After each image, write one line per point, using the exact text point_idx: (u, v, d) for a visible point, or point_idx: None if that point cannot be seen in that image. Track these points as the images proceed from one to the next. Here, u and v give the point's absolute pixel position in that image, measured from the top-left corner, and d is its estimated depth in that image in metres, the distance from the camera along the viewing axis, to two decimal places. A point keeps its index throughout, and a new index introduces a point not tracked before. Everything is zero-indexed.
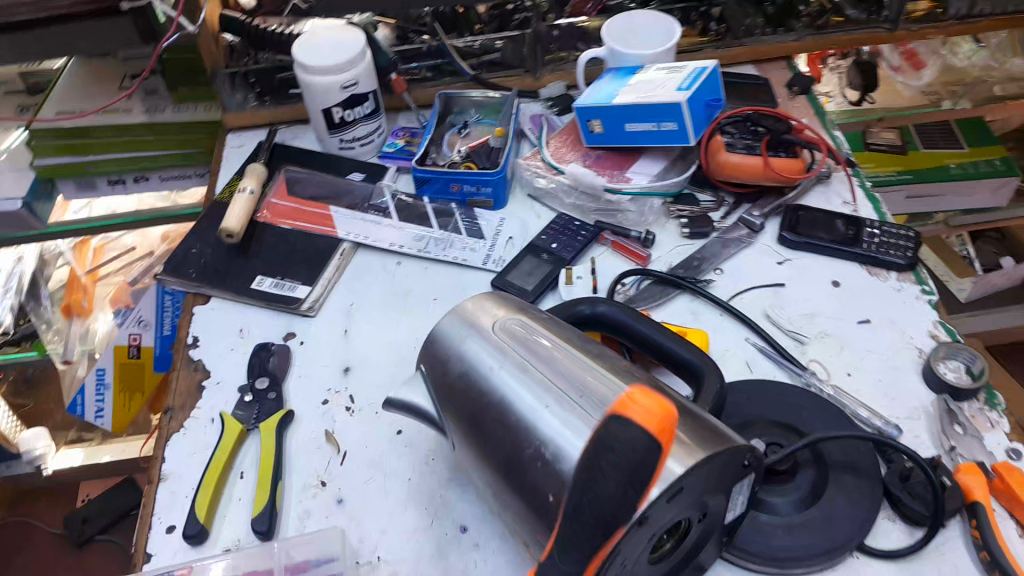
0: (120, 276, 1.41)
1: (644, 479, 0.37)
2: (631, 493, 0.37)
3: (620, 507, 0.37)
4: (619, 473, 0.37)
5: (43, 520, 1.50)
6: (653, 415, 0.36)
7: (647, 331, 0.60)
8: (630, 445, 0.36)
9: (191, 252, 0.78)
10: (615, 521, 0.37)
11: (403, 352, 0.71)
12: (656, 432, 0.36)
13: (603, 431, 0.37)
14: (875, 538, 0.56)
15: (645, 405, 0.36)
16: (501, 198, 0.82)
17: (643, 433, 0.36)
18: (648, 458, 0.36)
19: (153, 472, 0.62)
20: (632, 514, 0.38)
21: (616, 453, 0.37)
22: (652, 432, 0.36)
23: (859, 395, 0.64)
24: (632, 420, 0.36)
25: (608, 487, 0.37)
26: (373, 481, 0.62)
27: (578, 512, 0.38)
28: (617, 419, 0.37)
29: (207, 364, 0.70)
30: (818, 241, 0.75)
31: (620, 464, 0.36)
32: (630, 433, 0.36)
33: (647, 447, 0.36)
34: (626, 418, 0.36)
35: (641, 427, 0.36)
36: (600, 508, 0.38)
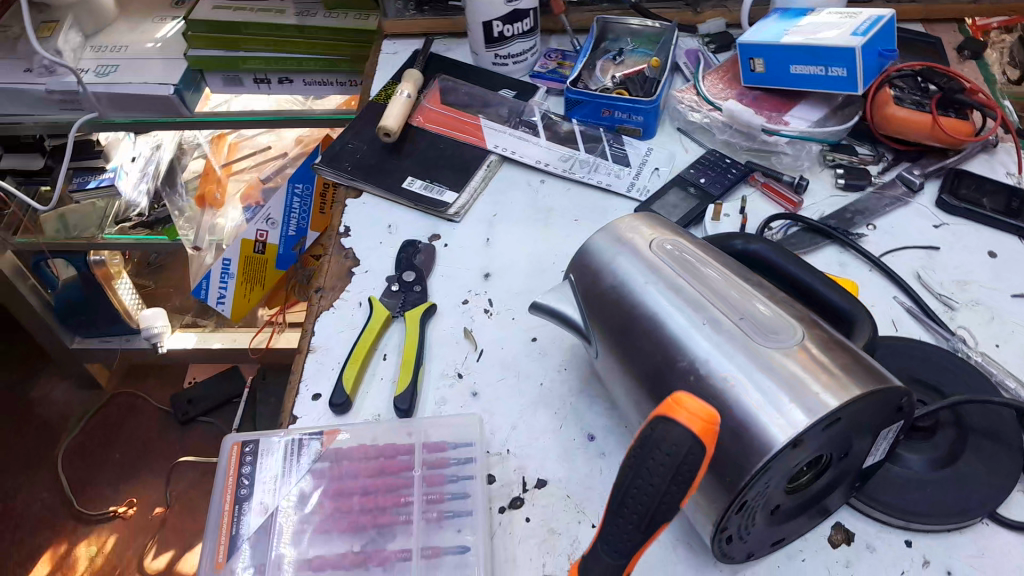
0: (251, 174, 1.47)
1: (689, 477, 0.37)
2: (675, 490, 0.37)
3: (664, 502, 0.38)
4: (665, 471, 0.37)
5: (152, 397, 1.60)
6: (699, 417, 0.36)
7: (798, 271, 0.59)
8: (675, 445, 0.36)
9: (347, 147, 0.81)
10: (661, 515, 0.38)
11: (543, 265, 0.72)
12: (700, 435, 0.36)
13: (648, 431, 0.37)
14: (1008, 508, 0.56)
15: (691, 409, 0.36)
16: (651, 129, 0.82)
17: (688, 435, 0.36)
18: (694, 456, 0.36)
19: (304, 343, 0.67)
20: (675, 510, 0.38)
21: (662, 451, 0.37)
22: (696, 434, 0.36)
23: (1007, 366, 0.62)
24: (678, 422, 0.36)
25: (653, 484, 0.37)
26: (507, 380, 0.64)
27: (625, 504, 0.39)
28: (663, 422, 0.37)
29: (356, 253, 0.74)
30: (979, 210, 0.72)
31: (667, 462, 0.37)
32: (675, 434, 0.36)
33: (690, 450, 0.36)
34: (671, 417, 0.37)
35: (686, 429, 0.36)
36: (646, 499, 0.38)
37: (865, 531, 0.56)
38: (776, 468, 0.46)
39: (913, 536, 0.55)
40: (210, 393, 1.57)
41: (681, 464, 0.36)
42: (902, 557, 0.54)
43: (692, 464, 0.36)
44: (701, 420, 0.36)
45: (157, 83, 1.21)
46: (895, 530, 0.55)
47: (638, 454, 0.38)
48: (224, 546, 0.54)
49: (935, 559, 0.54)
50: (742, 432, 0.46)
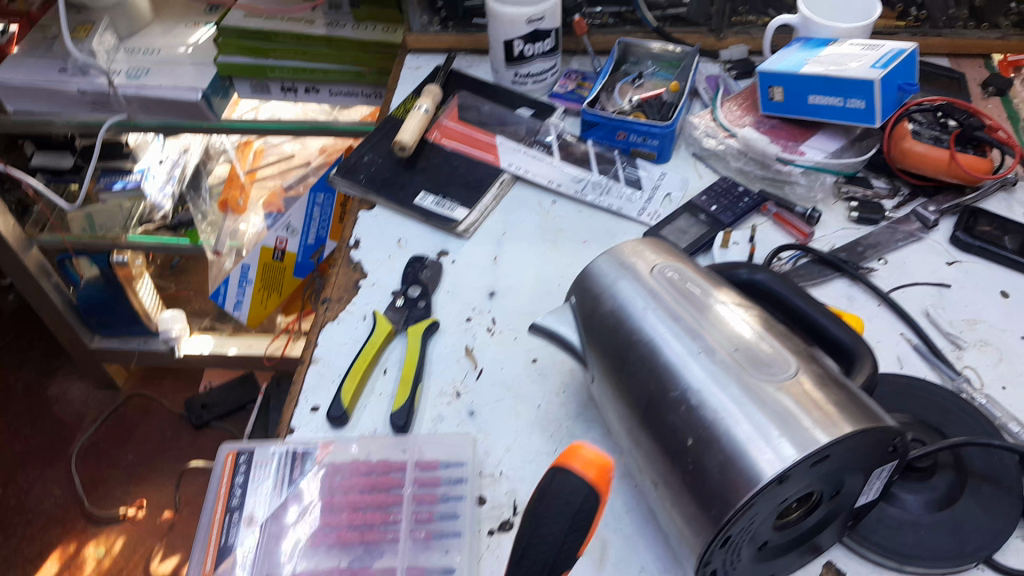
0: (274, 181, 1.47)
1: (585, 523, 0.42)
2: (573, 536, 0.42)
3: (561, 549, 0.42)
4: (564, 518, 0.42)
5: (167, 399, 1.62)
6: (593, 466, 0.42)
7: (803, 305, 0.59)
8: (571, 492, 0.42)
9: (363, 159, 0.82)
10: (561, 563, 0.42)
11: (549, 287, 0.72)
12: (595, 480, 0.41)
13: (547, 482, 0.43)
14: (1004, 556, 0.55)
15: (585, 457, 0.42)
16: (665, 153, 0.82)
17: (583, 482, 0.41)
18: (589, 504, 0.42)
19: (307, 354, 0.67)
20: (573, 558, 0.43)
21: (560, 501, 0.42)
22: (591, 480, 0.41)
23: (1012, 410, 0.61)
24: (573, 470, 0.42)
25: (551, 531, 0.42)
26: (504, 401, 0.64)
27: (525, 556, 0.42)
28: (561, 470, 0.42)
29: (365, 266, 0.74)
30: (993, 248, 0.72)
31: (564, 509, 0.42)
32: (571, 481, 0.42)
33: (586, 495, 0.41)
34: (567, 468, 0.42)
35: (581, 476, 0.42)
36: (547, 548, 0.42)
37: (858, 571, 0.55)
38: (761, 505, 0.45)
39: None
40: (223, 398, 1.59)
41: (578, 512, 0.41)
42: None
43: (589, 511, 0.41)
44: (595, 470, 0.41)
45: (187, 87, 1.23)
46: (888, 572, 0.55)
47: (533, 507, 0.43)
48: (212, 557, 0.55)
49: None
50: (730, 465, 0.46)
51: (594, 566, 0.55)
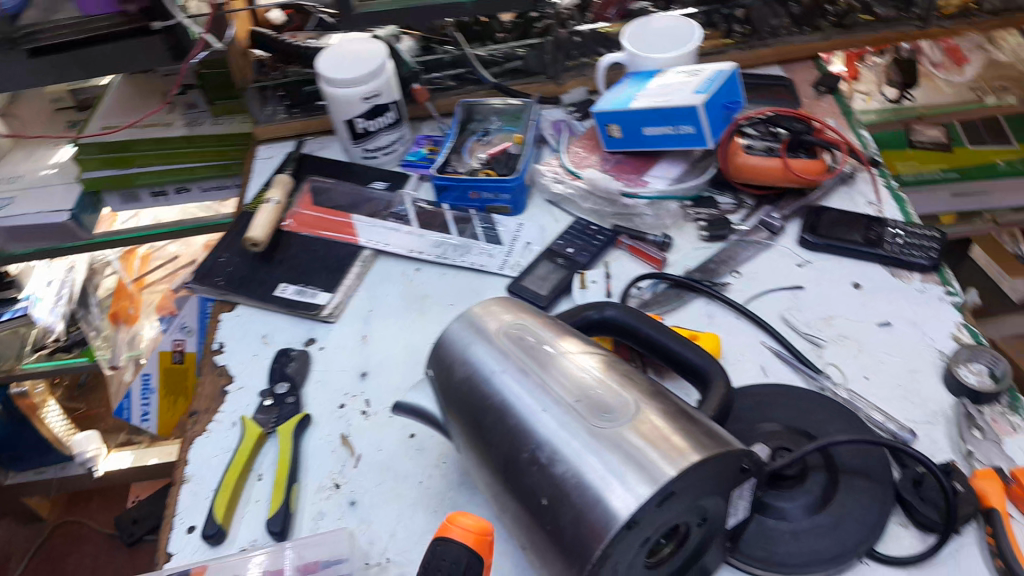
0: (163, 285, 1.43)
1: None
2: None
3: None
4: None
5: (95, 520, 1.54)
6: (472, 532, 0.46)
7: (655, 334, 0.61)
8: (453, 559, 0.46)
9: (219, 261, 0.80)
10: None
11: (419, 355, 0.72)
12: (474, 544, 0.46)
13: (431, 554, 0.46)
14: (885, 544, 0.55)
15: (464, 525, 0.47)
16: (519, 205, 0.83)
17: (464, 548, 0.46)
18: (472, 568, 0.46)
19: (177, 473, 0.65)
20: None
21: (444, 570, 0.45)
22: (471, 545, 0.46)
23: (875, 399, 0.63)
24: (455, 539, 0.46)
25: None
26: (385, 483, 0.63)
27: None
28: (442, 540, 0.46)
29: (231, 369, 0.73)
30: (839, 242, 0.74)
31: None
32: (453, 549, 0.46)
33: (466, 561, 0.46)
34: (448, 538, 0.46)
35: (461, 543, 0.46)
36: None
37: None
38: (621, 551, 0.45)
39: None
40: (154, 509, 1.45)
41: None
42: None
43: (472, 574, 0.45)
44: (473, 533, 0.46)
45: (52, 211, 1.19)
46: None
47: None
48: None
49: None
50: (583, 516, 0.45)
51: None
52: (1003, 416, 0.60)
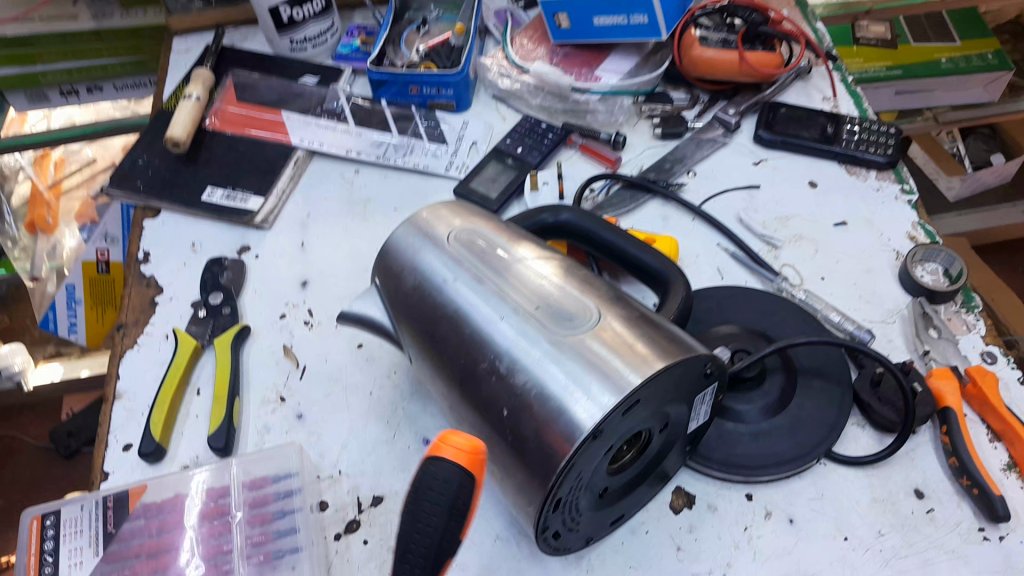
0: (81, 192, 1.31)
1: (464, 510, 0.40)
2: (453, 524, 0.40)
3: (444, 539, 0.40)
4: (440, 509, 0.40)
5: (30, 434, 1.47)
6: (464, 452, 0.40)
7: (612, 238, 0.58)
8: (444, 481, 0.39)
9: (138, 163, 0.74)
10: (445, 551, 0.40)
11: (363, 263, 0.68)
12: (469, 465, 0.40)
13: (420, 476, 0.40)
14: (842, 446, 0.56)
15: (457, 444, 0.40)
16: (463, 101, 0.78)
17: (457, 469, 0.39)
18: (464, 492, 0.40)
19: (108, 390, 0.62)
20: (456, 545, 0.41)
21: (433, 492, 0.40)
22: (463, 465, 0.40)
23: (831, 299, 0.63)
24: (445, 460, 0.40)
25: (430, 523, 0.40)
26: (334, 395, 0.60)
27: (408, 552, 0.40)
28: (432, 461, 0.40)
29: (159, 280, 0.68)
30: (794, 139, 0.72)
31: (440, 501, 0.39)
32: (443, 470, 0.40)
33: (461, 483, 0.39)
34: (439, 457, 0.40)
35: (454, 464, 0.40)
36: (427, 543, 0.40)
37: (705, 491, 0.55)
38: (586, 461, 0.44)
39: (753, 489, 0.54)
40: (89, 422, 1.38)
41: (454, 501, 0.39)
42: (743, 512, 0.53)
43: (464, 498, 0.39)
44: (466, 454, 0.39)
45: None
46: (736, 486, 0.55)
47: (415, 512, 0.40)
48: None
49: (775, 509, 0.53)
50: (547, 427, 0.44)
51: None
52: (957, 314, 0.61)
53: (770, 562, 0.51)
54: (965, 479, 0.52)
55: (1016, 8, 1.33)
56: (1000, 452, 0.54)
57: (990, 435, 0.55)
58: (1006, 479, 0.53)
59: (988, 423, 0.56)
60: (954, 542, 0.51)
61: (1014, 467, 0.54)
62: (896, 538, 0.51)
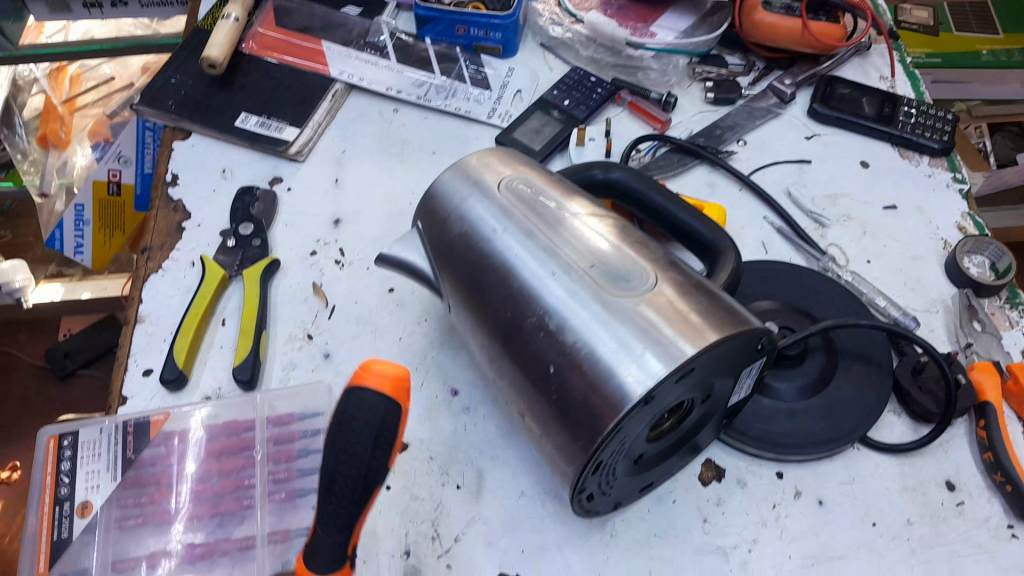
0: (97, 109, 1.26)
1: (389, 438, 0.39)
2: (379, 454, 0.39)
3: (370, 469, 0.39)
4: (366, 438, 0.38)
5: (24, 350, 1.41)
6: (388, 378, 0.38)
7: (662, 201, 0.57)
8: (369, 409, 0.38)
9: (171, 82, 0.72)
10: (371, 482, 0.39)
11: (397, 205, 0.66)
12: (393, 392, 0.38)
13: (342, 406, 0.38)
14: (878, 432, 0.55)
15: (379, 371, 0.39)
16: (511, 46, 0.76)
17: (380, 397, 0.38)
18: (389, 418, 0.38)
19: (131, 313, 0.60)
20: (383, 475, 0.40)
21: (357, 422, 0.38)
22: (389, 393, 0.38)
23: (876, 284, 0.61)
24: (368, 388, 0.38)
25: (354, 453, 0.38)
26: (362, 338, 0.59)
27: (334, 483, 0.39)
28: (354, 390, 0.38)
29: (187, 205, 0.66)
30: (850, 117, 0.70)
31: (364, 430, 0.38)
32: (367, 399, 0.38)
33: (386, 409, 0.38)
34: (362, 387, 0.38)
35: (377, 392, 0.38)
36: (354, 474, 0.38)
37: (735, 466, 0.54)
38: (631, 427, 0.43)
39: (783, 467, 0.54)
40: (90, 342, 1.37)
41: (380, 427, 0.38)
42: (772, 490, 0.53)
43: (391, 424, 0.38)
44: (390, 380, 0.38)
45: None
46: (766, 463, 0.54)
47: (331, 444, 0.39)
48: (45, 556, 0.48)
49: (805, 489, 0.53)
50: (595, 389, 0.42)
51: (473, 501, 0.52)
52: (1001, 310, 0.60)
53: (796, 541, 0.51)
54: (999, 475, 0.52)
55: None
56: None
57: None
58: None
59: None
60: (983, 537, 0.51)
61: None
62: (924, 528, 0.51)
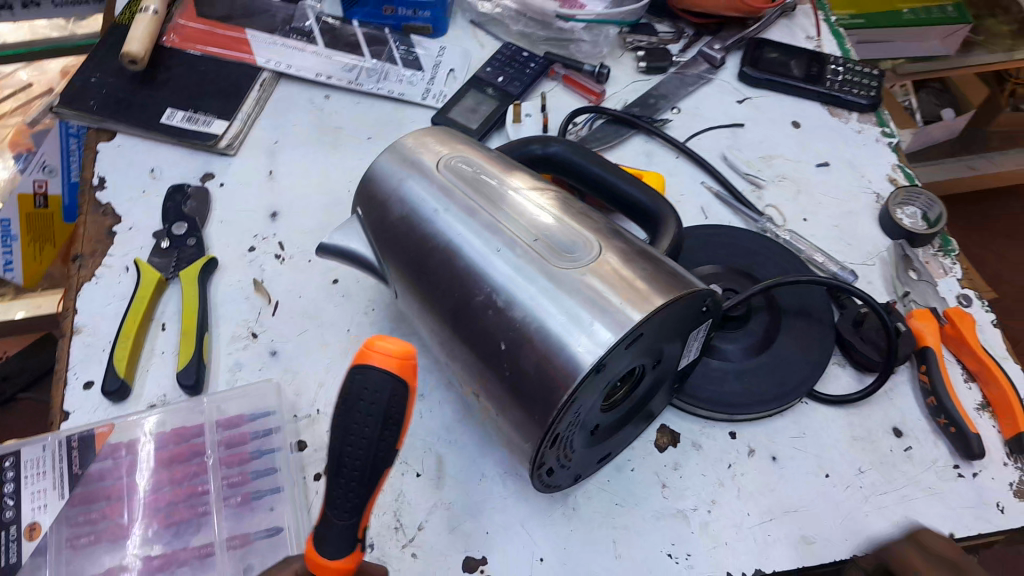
0: (17, 117, 1.19)
1: (399, 418, 0.37)
2: (387, 434, 0.37)
3: (379, 449, 0.37)
4: (373, 420, 0.36)
5: None
6: (394, 356, 0.37)
7: (601, 172, 0.57)
8: (375, 390, 0.36)
9: (91, 81, 0.69)
10: (380, 463, 0.38)
11: (336, 195, 0.65)
12: (401, 371, 0.36)
13: (348, 386, 0.37)
14: (824, 385, 0.57)
15: (384, 349, 0.37)
16: (440, 26, 0.76)
17: (386, 376, 0.36)
18: (397, 398, 0.37)
19: (65, 324, 0.58)
20: (394, 454, 0.38)
21: (364, 404, 0.36)
22: (395, 372, 0.36)
23: (814, 240, 0.63)
24: (374, 367, 0.36)
25: (362, 434, 0.37)
26: (309, 332, 0.58)
27: (343, 465, 0.38)
28: (358, 370, 0.37)
29: (116, 209, 0.64)
30: (780, 78, 0.71)
31: (372, 411, 0.36)
32: (373, 378, 0.36)
33: (393, 389, 0.36)
34: (367, 365, 0.37)
35: (383, 371, 0.36)
36: (362, 455, 0.37)
37: (690, 430, 0.55)
38: (585, 397, 0.43)
39: (736, 427, 0.55)
40: (25, 365, 1.24)
41: (388, 408, 0.36)
42: (726, 449, 0.54)
43: (399, 406, 0.36)
44: (396, 359, 0.36)
45: None
46: (719, 424, 0.55)
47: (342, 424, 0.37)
48: None
49: (758, 446, 0.54)
50: (547, 362, 0.42)
51: (434, 486, 0.52)
52: (934, 257, 0.62)
53: (754, 498, 0.51)
54: (943, 418, 0.54)
55: None
56: (974, 392, 0.56)
57: (966, 375, 0.57)
58: (980, 418, 0.55)
59: (964, 363, 0.57)
60: (931, 479, 0.52)
61: (988, 407, 0.55)
62: (875, 475, 0.52)
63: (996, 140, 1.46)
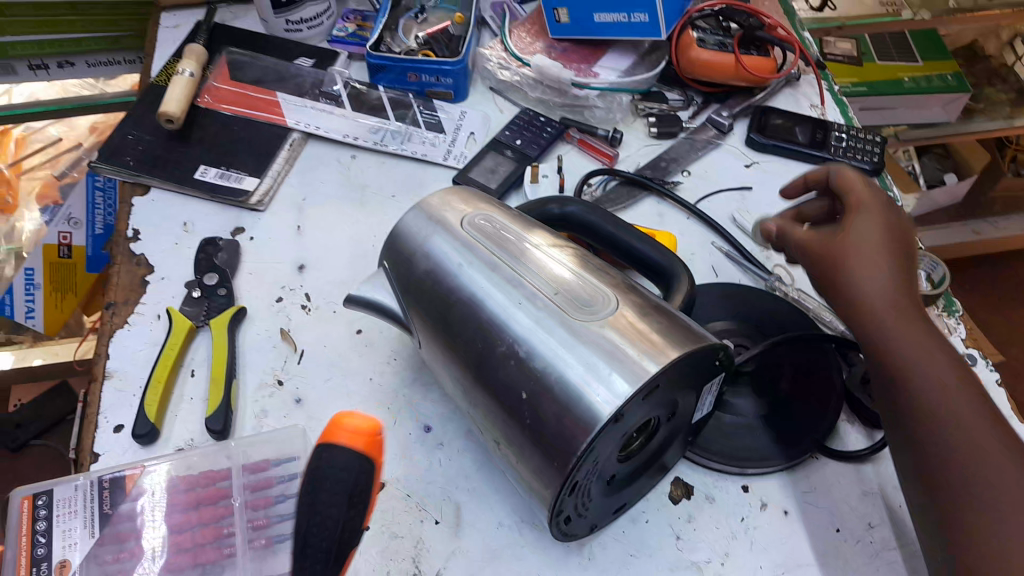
0: (44, 171, 1.24)
1: (365, 497, 0.38)
2: (354, 513, 0.38)
3: (344, 532, 0.38)
4: (340, 496, 0.37)
5: None
6: (362, 433, 0.38)
7: (616, 232, 0.59)
8: (342, 468, 0.38)
9: (128, 138, 0.73)
10: (345, 547, 0.38)
11: (361, 250, 0.68)
12: (367, 447, 0.38)
13: (314, 465, 0.38)
14: (835, 441, 0.57)
15: (352, 426, 0.38)
16: (461, 91, 0.79)
17: (354, 452, 0.38)
18: (363, 474, 0.38)
19: (98, 370, 0.60)
20: (359, 536, 0.39)
21: (330, 479, 0.37)
22: (361, 448, 0.38)
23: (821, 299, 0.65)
24: (341, 444, 0.38)
25: (329, 516, 0.37)
26: (333, 381, 0.60)
27: (307, 547, 0.37)
28: (326, 449, 0.38)
29: (149, 259, 0.67)
30: (786, 144, 0.75)
31: (340, 489, 0.37)
32: (339, 456, 0.38)
33: (360, 466, 0.38)
34: (334, 442, 0.38)
35: (351, 446, 0.38)
36: (329, 539, 0.37)
37: (704, 483, 0.56)
38: (603, 446, 0.45)
39: (749, 481, 0.56)
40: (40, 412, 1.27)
41: (354, 483, 0.37)
42: (739, 503, 0.55)
43: (365, 481, 0.38)
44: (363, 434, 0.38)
45: None
46: (731, 478, 0.56)
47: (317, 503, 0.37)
48: None
49: (771, 501, 0.55)
50: (566, 412, 0.44)
51: (453, 533, 0.53)
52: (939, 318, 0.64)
53: (767, 552, 0.52)
54: None
55: (972, 33, 1.40)
56: None
57: None
58: None
59: None
60: None
61: None
62: (886, 531, 0.53)
63: (999, 205, 1.49)
